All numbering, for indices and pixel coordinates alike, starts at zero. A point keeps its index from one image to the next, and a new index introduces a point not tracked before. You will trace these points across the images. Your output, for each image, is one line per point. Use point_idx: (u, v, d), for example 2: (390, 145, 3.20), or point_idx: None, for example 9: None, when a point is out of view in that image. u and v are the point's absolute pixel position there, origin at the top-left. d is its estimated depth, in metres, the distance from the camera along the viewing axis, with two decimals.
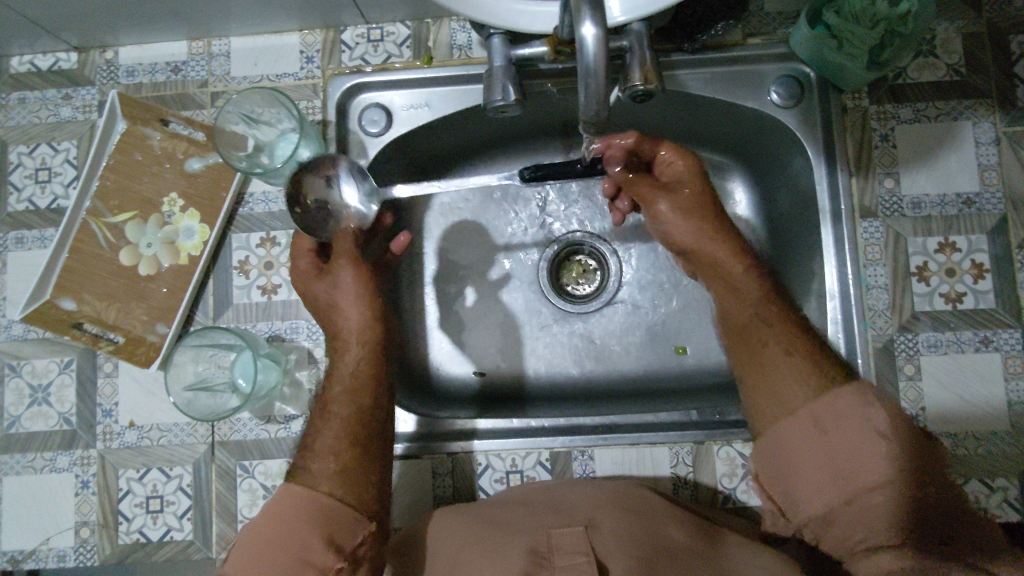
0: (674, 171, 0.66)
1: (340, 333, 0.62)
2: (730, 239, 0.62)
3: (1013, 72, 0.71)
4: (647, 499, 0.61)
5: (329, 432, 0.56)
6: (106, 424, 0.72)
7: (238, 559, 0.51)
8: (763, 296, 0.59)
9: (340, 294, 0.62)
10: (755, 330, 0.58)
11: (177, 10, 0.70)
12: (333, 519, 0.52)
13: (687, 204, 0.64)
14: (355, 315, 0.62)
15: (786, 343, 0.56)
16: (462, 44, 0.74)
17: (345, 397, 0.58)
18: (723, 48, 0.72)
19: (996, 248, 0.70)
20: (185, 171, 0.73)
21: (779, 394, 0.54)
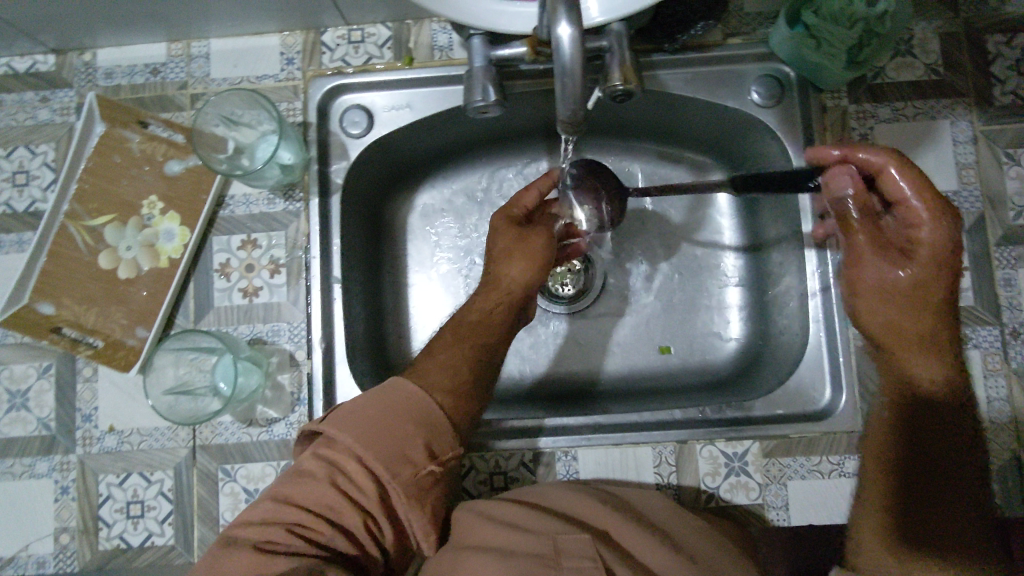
0: (925, 236, 0.59)
1: (497, 282, 0.67)
2: (938, 360, 0.59)
3: (990, 71, 0.72)
4: (656, 503, 0.63)
5: (450, 356, 0.62)
6: (85, 430, 0.71)
7: (345, 430, 0.54)
8: (949, 441, 0.58)
9: (523, 253, 0.67)
10: (927, 470, 0.58)
11: (155, 11, 0.69)
12: (434, 426, 0.56)
13: (901, 293, 0.60)
14: (527, 271, 0.67)
15: (948, 496, 0.57)
16: (443, 45, 0.74)
17: (479, 326, 0.65)
18: (704, 48, 0.73)
19: (975, 246, 0.70)
20: (165, 174, 0.72)
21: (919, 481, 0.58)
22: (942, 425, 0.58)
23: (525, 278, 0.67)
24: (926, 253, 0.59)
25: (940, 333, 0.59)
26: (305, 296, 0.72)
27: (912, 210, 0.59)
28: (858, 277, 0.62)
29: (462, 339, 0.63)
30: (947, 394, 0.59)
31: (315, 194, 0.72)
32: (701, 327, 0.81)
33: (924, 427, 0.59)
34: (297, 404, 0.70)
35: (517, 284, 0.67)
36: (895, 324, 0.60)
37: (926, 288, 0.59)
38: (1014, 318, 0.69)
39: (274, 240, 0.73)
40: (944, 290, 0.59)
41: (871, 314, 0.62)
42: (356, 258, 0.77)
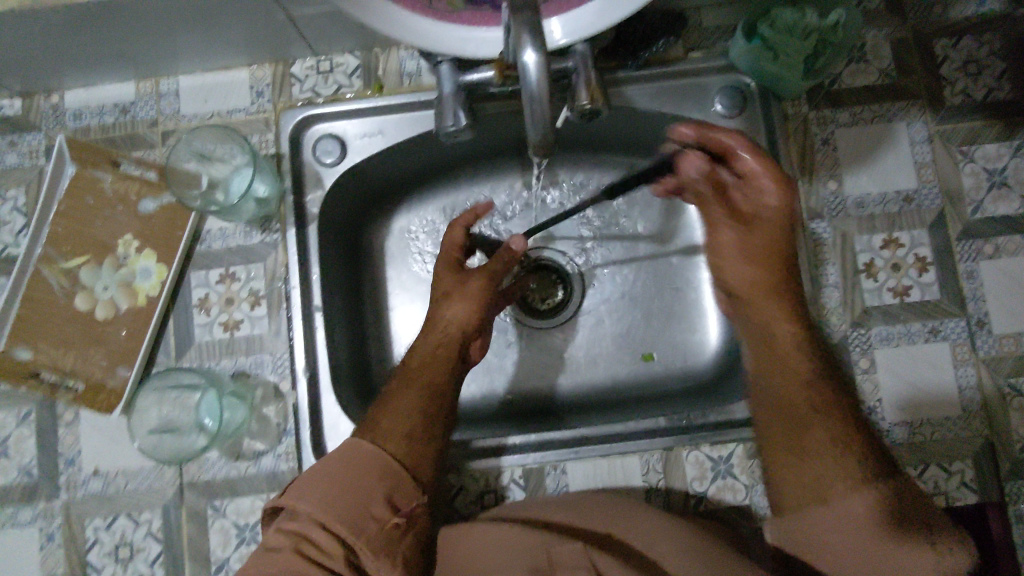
0: (766, 204, 0.64)
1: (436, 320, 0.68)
2: (788, 307, 0.61)
3: (941, 72, 0.75)
4: (654, 513, 0.62)
5: (403, 402, 0.61)
6: (69, 474, 0.70)
7: (304, 498, 0.54)
8: (818, 374, 0.58)
9: (459, 291, 0.68)
10: (803, 416, 0.57)
11: (123, 51, 0.70)
12: (395, 478, 0.56)
13: (754, 248, 0.64)
14: (455, 305, 0.68)
15: (835, 435, 0.55)
16: (411, 72, 0.75)
17: (426, 369, 0.64)
18: (667, 63, 0.75)
19: (937, 242, 0.73)
20: (139, 213, 0.72)
21: (803, 436, 0.56)
22: (807, 378, 0.58)
23: (468, 316, 0.68)
24: (772, 218, 0.63)
25: (787, 286, 0.62)
26: (286, 326, 0.72)
27: (755, 180, 0.64)
28: (715, 242, 0.67)
29: (414, 384, 0.63)
30: (804, 339, 0.60)
31: (292, 225, 0.72)
32: (681, 333, 0.83)
33: (819, 379, 0.58)
34: (284, 434, 0.70)
35: (454, 323, 0.67)
36: (746, 284, 0.64)
37: (772, 245, 0.63)
38: (979, 309, 0.72)
39: (253, 272, 0.73)
40: (784, 236, 0.63)
41: (730, 275, 0.65)
42: (337, 286, 0.77)
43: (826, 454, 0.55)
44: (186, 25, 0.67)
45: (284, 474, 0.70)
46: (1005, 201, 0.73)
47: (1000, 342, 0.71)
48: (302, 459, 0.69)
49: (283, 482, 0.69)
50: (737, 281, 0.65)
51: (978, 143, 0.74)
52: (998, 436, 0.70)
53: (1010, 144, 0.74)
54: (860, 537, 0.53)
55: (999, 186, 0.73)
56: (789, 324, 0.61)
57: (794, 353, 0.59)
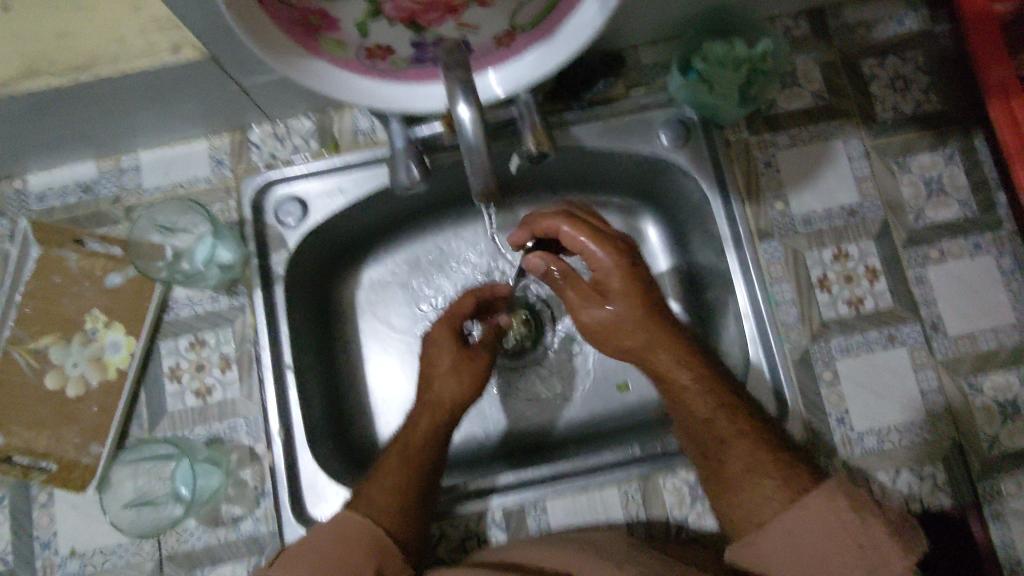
0: (603, 270, 0.63)
1: (430, 385, 0.71)
2: (676, 351, 0.62)
3: (870, 91, 0.79)
4: (620, 543, 0.63)
5: (393, 478, 0.62)
6: (46, 557, 0.69)
7: (295, 565, 0.54)
8: (723, 410, 0.60)
9: (460, 365, 0.71)
10: (715, 443, 0.60)
11: (83, 133, 0.72)
12: (383, 549, 0.57)
13: (630, 313, 0.62)
14: (456, 388, 0.70)
15: (748, 462, 0.57)
16: (365, 129, 0.78)
17: (422, 433, 0.67)
18: (610, 102, 0.79)
19: (885, 251, 0.75)
20: (105, 288, 0.73)
21: (726, 465, 0.58)
22: (717, 410, 0.60)
23: (461, 395, 0.70)
24: (612, 279, 0.62)
25: (672, 332, 0.62)
26: (258, 388, 0.73)
27: (592, 258, 0.64)
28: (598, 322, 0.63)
29: (404, 457, 0.64)
30: (703, 386, 0.61)
31: (258, 287, 0.74)
32: None
33: (723, 416, 0.60)
34: (261, 497, 0.70)
35: (447, 400, 0.70)
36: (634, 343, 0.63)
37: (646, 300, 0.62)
38: (932, 312, 0.74)
39: (222, 337, 0.74)
40: (651, 294, 0.63)
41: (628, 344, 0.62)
42: (307, 343, 0.78)
43: (747, 463, 0.57)
44: (143, 104, 0.69)
45: (264, 537, 0.69)
46: (945, 207, 0.76)
47: (956, 343, 0.73)
48: (281, 520, 0.69)
49: (263, 546, 0.69)
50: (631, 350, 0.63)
51: (913, 154, 0.77)
52: (965, 436, 0.71)
53: (943, 152, 0.77)
54: (805, 548, 0.53)
55: (938, 194, 0.76)
56: (686, 370, 0.62)
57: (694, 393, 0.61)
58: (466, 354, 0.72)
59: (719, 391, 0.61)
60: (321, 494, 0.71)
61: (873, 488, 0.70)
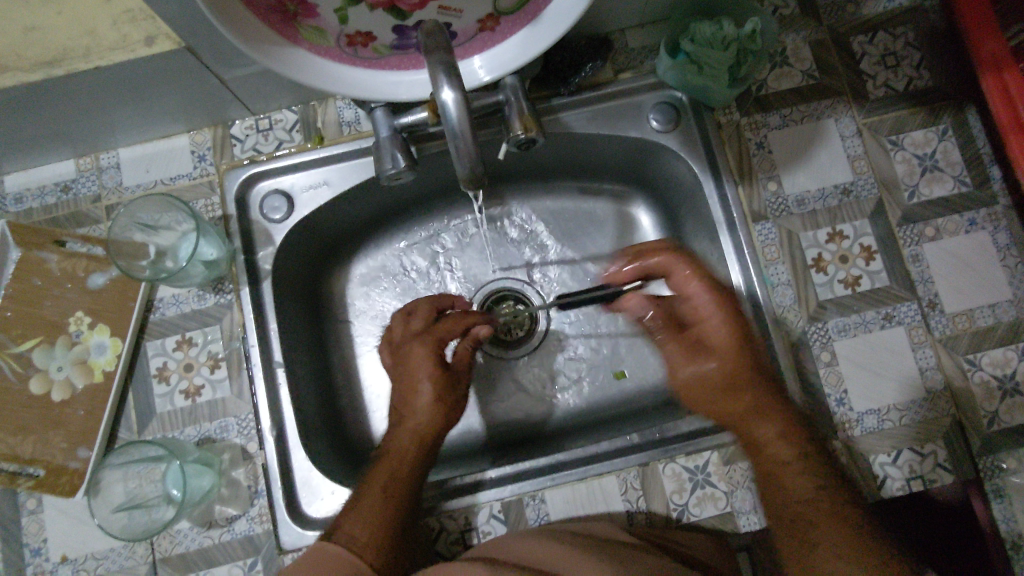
0: (711, 326, 0.64)
1: (408, 408, 0.67)
2: (778, 423, 0.61)
3: (861, 68, 0.78)
4: (624, 548, 0.60)
5: (370, 502, 0.60)
6: (36, 565, 0.68)
7: None
8: (826, 494, 0.58)
9: (435, 392, 0.67)
10: (807, 528, 0.56)
11: (59, 131, 0.70)
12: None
13: (726, 377, 0.62)
14: (434, 421, 0.66)
15: (842, 550, 0.54)
16: (350, 120, 0.76)
17: (402, 456, 0.64)
18: (599, 86, 0.77)
19: (880, 230, 0.75)
20: (88, 289, 0.71)
21: (815, 551, 0.55)
22: (818, 493, 0.58)
23: (436, 422, 0.66)
24: (718, 336, 0.64)
25: (774, 406, 0.62)
26: (248, 386, 0.71)
27: (696, 305, 0.66)
28: (696, 382, 0.63)
29: (379, 477, 0.63)
30: (806, 457, 0.60)
31: (245, 284, 0.73)
32: (648, 347, 0.83)
33: (826, 497, 0.58)
34: (255, 496, 0.69)
35: (423, 425, 0.66)
36: (736, 406, 0.62)
37: (748, 370, 0.62)
38: (928, 290, 0.73)
39: (210, 335, 0.73)
40: (756, 360, 0.63)
41: (729, 409, 0.62)
42: (298, 340, 0.77)
43: (841, 552, 0.54)
44: (120, 100, 0.67)
45: (259, 537, 0.68)
46: (939, 183, 0.75)
47: (953, 320, 0.72)
48: (276, 519, 0.68)
49: (258, 546, 0.68)
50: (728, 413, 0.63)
51: (906, 131, 0.76)
52: (964, 413, 0.71)
53: (935, 128, 0.76)
54: None
55: (932, 170, 0.76)
56: (791, 444, 0.61)
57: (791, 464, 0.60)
58: (446, 385, 0.68)
59: (825, 473, 0.60)
60: (316, 491, 0.69)
61: (874, 468, 0.70)
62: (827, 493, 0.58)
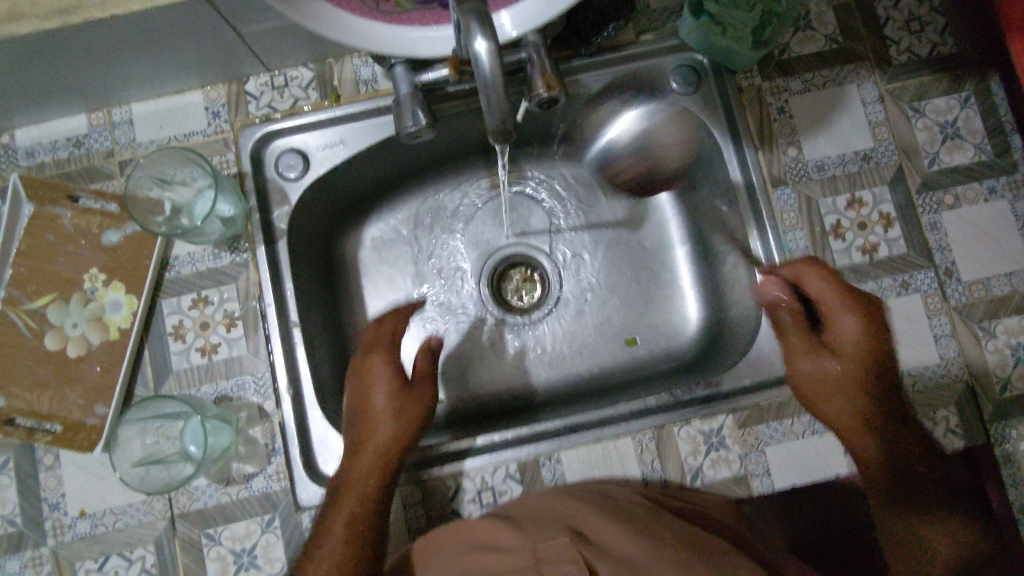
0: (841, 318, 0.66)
1: (364, 418, 0.65)
2: (887, 411, 0.64)
3: (885, 34, 0.77)
4: (635, 505, 0.61)
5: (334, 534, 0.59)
6: (54, 519, 0.68)
7: None
8: (918, 468, 0.62)
9: (394, 401, 0.66)
10: (903, 497, 0.62)
11: (74, 83, 0.69)
12: None
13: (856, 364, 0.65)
14: (401, 432, 0.65)
15: (928, 525, 0.60)
16: (367, 79, 0.75)
17: (361, 474, 0.63)
18: (619, 47, 0.76)
19: (899, 198, 0.74)
20: (103, 245, 0.71)
21: (904, 520, 0.61)
22: (915, 470, 0.62)
23: (395, 431, 0.65)
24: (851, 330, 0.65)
25: (886, 394, 0.65)
26: (265, 345, 0.71)
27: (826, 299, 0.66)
28: (826, 357, 0.66)
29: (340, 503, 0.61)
30: (908, 436, 0.64)
31: (261, 242, 0.72)
32: (662, 313, 0.84)
33: (923, 472, 0.62)
34: (273, 454, 0.69)
35: (381, 438, 0.64)
36: (856, 399, 0.65)
37: (875, 358, 0.65)
38: (946, 258, 0.73)
39: (226, 294, 0.72)
40: (881, 353, 0.66)
41: (846, 390, 0.65)
42: (313, 301, 0.77)
43: (928, 521, 0.61)
44: (136, 52, 0.66)
45: (277, 494, 0.68)
46: (959, 152, 0.75)
47: (969, 289, 0.73)
48: (293, 477, 0.68)
49: (276, 503, 0.68)
50: (845, 402, 0.65)
51: (928, 98, 0.76)
52: (978, 380, 0.71)
53: (958, 96, 0.76)
54: None
55: (953, 138, 0.75)
56: (894, 427, 0.64)
57: (898, 442, 0.63)
58: (407, 392, 0.67)
59: (922, 450, 0.63)
60: (332, 451, 0.70)
61: None
62: (920, 459, 0.63)
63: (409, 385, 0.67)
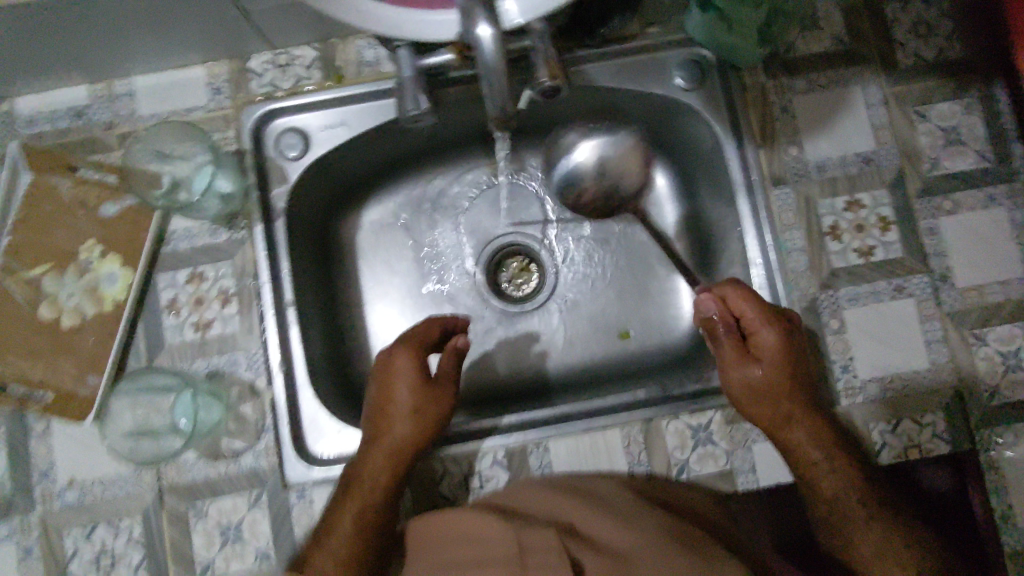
0: (762, 337, 0.65)
1: (383, 415, 0.64)
2: (813, 432, 0.64)
3: (891, 36, 0.76)
4: (624, 501, 0.61)
5: (342, 530, 0.60)
6: (44, 487, 0.69)
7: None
8: (860, 492, 0.62)
9: (418, 405, 0.64)
10: (850, 524, 0.63)
11: (76, 54, 0.68)
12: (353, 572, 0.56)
13: (774, 380, 0.64)
14: (421, 437, 0.64)
15: (877, 547, 0.61)
16: (371, 60, 0.75)
17: (376, 472, 0.62)
18: (624, 40, 0.76)
19: (898, 201, 0.74)
20: (100, 218, 0.71)
21: (857, 548, 0.62)
22: (852, 491, 0.63)
23: (414, 434, 0.64)
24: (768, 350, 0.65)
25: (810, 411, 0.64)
26: (259, 323, 0.71)
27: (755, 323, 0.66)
28: (743, 377, 0.65)
29: (351, 497, 0.62)
30: (841, 463, 0.63)
31: (259, 220, 0.72)
32: (656, 308, 0.84)
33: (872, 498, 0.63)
34: (263, 431, 0.70)
35: (398, 441, 0.63)
36: (776, 415, 0.64)
37: (791, 379, 0.64)
38: (942, 263, 0.73)
39: (221, 270, 0.72)
40: (797, 371, 0.65)
41: (768, 408, 0.64)
42: (309, 280, 0.77)
43: (881, 541, 0.61)
44: (140, 25, 0.66)
45: (266, 471, 0.69)
46: (961, 157, 0.75)
47: (963, 295, 0.73)
48: (282, 454, 0.69)
49: (264, 479, 0.69)
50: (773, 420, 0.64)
51: (932, 102, 0.75)
52: (967, 387, 0.71)
53: (962, 101, 0.75)
54: None
55: (955, 143, 0.75)
56: (823, 448, 0.64)
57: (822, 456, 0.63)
58: (428, 392, 0.65)
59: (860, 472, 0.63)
60: (322, 430, 0.70)
61: (873, 435, 0.71)
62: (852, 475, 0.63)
63: (435, 388, 0.65)
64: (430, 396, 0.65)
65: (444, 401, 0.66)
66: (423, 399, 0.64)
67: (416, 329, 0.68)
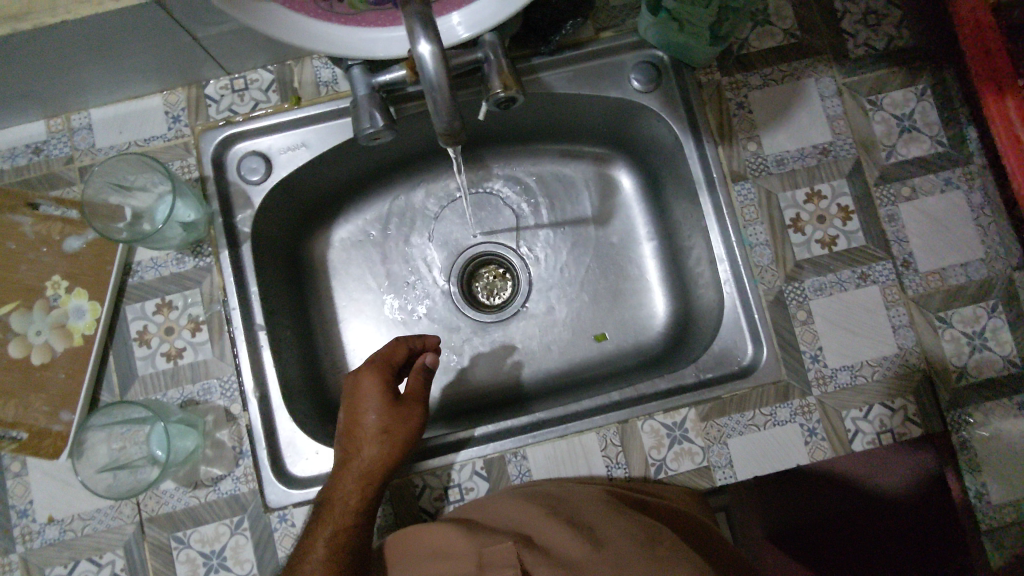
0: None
1: (353, 438, 0.65)
2: None
3: (841, 27, 0.77)
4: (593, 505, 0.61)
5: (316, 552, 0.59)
6: (23, 525, 0.69)
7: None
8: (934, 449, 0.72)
9: (386, 424, 0.65)
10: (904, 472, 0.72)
11: (29, 90, 0.68)
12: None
13: None
14: (391, 456, 0.64)
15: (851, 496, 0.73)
16: (327, 80, 0.75)
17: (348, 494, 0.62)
18: (580, 45, 0.76)
19: (857, 191, 0.75)
20: (65, 252, 0.71)
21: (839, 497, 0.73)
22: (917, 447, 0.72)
23: (383, 455, 0.64)
24: None
25: None
26: (231, 349, 0.72)
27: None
28: None
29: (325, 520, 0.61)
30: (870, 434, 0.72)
31: (224, 246, 0.73)
32: (629, 308, 0.84)
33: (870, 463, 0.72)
34: (240, 457, 0.69)
35: (368, 462, 0.64)
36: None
37: None
38: (903, 250, 0.74)
39: (190, 298, 0.72)
40: None
41: None
42: (279, 302, 0.77)
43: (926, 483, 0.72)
44: (90, 59, 0.66)
45: (245, 496, 0.69)
46: (916, 143, 0.76)
47: (926, 279, 0.74)
48: (261, 478, 0.69)
49: (244, 504, 0.69)
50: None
51: (885, 91, 0.76)
52: (936, 370, 0.73)
53: (914, 88, 0.77)
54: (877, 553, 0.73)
55: (910, 130, 0.76)
56: None
57: None
58: (396, 411, 0.65)
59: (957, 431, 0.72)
60: (299, 451, 0.71)
61: (845, 423, 0.72)
62: None
63: (403, 407, 0.66)
64: (398, 415, 0.65)
65: (413, 419, 0.66)
66: (391, 418, 0.65)
67: (381, 351, 0.70)
